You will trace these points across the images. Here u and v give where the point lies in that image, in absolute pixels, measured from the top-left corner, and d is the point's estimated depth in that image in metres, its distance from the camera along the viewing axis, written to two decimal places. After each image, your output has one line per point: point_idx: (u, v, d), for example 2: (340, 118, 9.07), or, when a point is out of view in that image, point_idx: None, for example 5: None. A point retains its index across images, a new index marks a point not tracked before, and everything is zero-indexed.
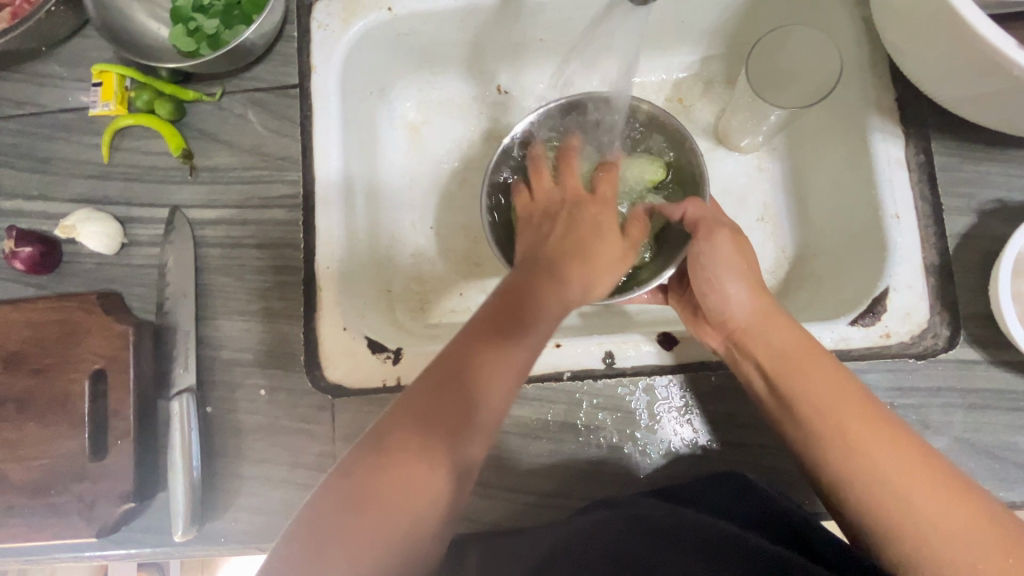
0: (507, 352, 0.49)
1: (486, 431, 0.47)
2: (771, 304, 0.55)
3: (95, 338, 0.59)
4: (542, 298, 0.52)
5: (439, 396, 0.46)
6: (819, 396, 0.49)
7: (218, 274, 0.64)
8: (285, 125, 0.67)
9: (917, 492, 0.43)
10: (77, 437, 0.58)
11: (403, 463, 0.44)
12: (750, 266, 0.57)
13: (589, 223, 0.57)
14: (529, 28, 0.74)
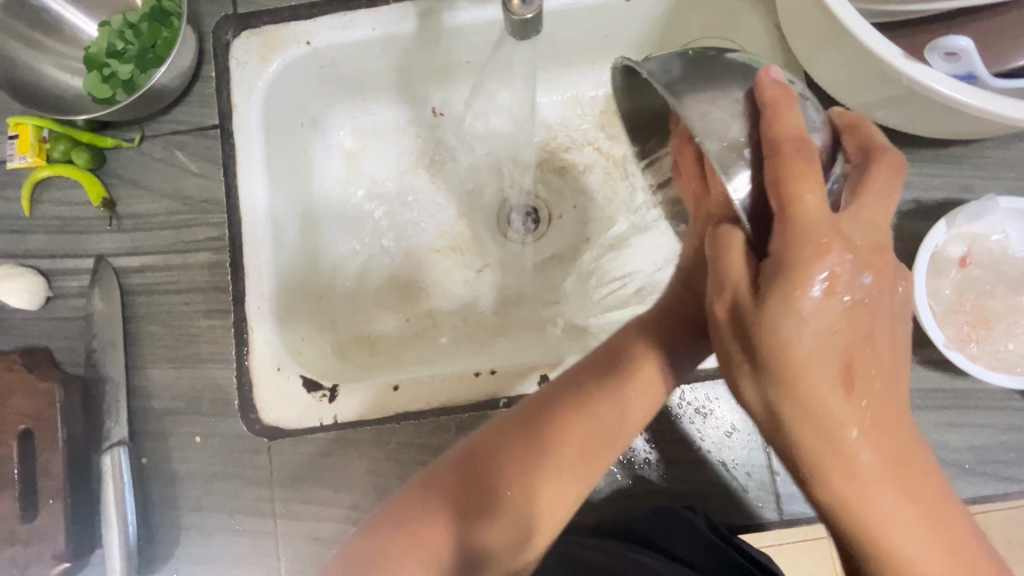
0: (583, 443, 0.49)
1: (520, 511, 0.47)
2: (822, 397, 0.37)
3: (19, 397, 0.58)
4: (643, 379, 0.52)
5: (504, 469, 0.48)
6: (847, 466, 0.37)
7: (147, 322, 0.63)
8: (207, 166, 0.66)
9: (915, 563, 0.38)
10: (5, 500, 0.57)
11: (434, 524, 0.46)
12: (804, 348, 0.36)
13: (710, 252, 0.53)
14: (454, 52, 0.74)
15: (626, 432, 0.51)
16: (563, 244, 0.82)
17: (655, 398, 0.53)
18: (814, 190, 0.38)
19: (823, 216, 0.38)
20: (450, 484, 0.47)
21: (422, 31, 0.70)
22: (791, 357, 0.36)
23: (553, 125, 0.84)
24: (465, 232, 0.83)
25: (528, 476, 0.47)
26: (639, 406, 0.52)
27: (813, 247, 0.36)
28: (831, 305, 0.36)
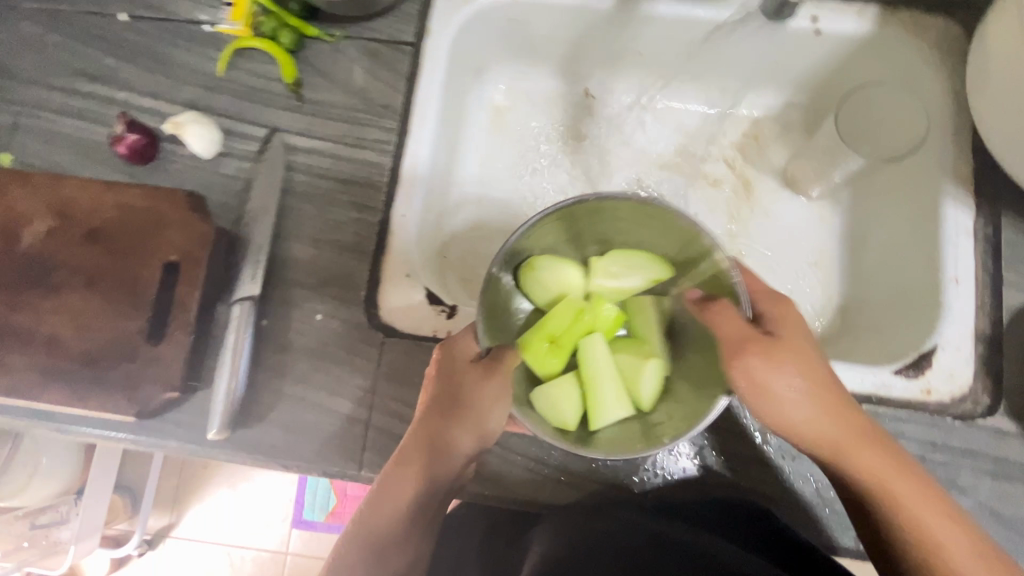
0: (473, 431, 0.56)
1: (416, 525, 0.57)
2: (854, 432, 0.53)
3: (176, 231, 0.62)
4: (450, 388, 0.56)
5: (393, 475, 0.56)
6: (880, 495, 0.52)
7: (299, 199, 0.66)
8: (392, 76, 0.69)
9: (943, 548, 0.50)
10: (138, 319, 0.60)
11: (382, 501, 0.56)
12: (819, 385, 0.54)
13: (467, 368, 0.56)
14: (633, 41, 0.79)
15: (476, 417, 0.55)
16: None
17: (502, 406, 0.55)
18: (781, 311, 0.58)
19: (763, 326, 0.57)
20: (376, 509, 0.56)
21: (617, 12, 0.74)
22: (818, 382, 0.54)
23: (695, 133, 0.87)
24: None
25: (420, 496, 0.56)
26: (464, 396, 0.55)
27: (773, 318, 0.57)
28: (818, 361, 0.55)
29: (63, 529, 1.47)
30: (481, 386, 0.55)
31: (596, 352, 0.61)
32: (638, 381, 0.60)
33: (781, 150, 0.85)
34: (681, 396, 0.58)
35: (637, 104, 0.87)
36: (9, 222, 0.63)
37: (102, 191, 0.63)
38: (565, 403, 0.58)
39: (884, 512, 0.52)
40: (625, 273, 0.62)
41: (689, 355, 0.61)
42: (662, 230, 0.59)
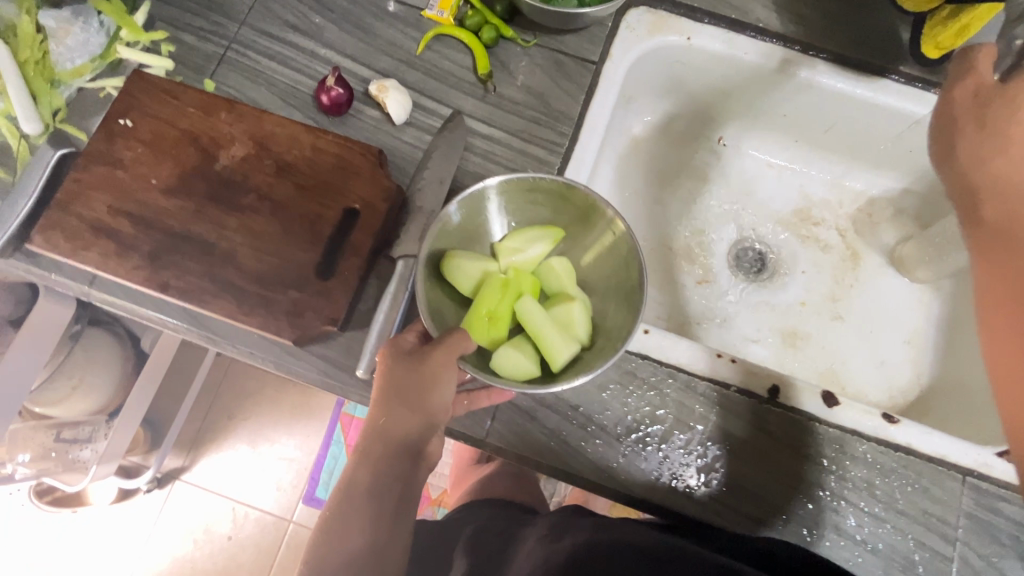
0: (418, 416, 0.55)
1: (378, 525, 0.55)
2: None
3: (362, 182, 0.67)
4: (397, 382, 0.56)
5: (352, 473, 0.56)
6: None
7: (470, 178, 0.72)
8: (573, 88, 0.75)
9: None
10: (312, 253, 0.65)
11: (346, 502, 0.55)
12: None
13: (412, 358, 0.56)
14: (782, 103, 0.84)
15: (424, 404, 0.55)
16: (783, 298, 0.89)
17: (452, 378, 0.56)
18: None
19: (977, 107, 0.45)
20: (339, 514, 0.55)
21: (781, 76, 0.79)
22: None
23: (812, 199, 0.93)
24: (700, 244, 0.91)
25: (380, 490, 0.55)
26: (410, 387, 0.55)
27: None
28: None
29: (84, 449, 1.34)
30: (432, 365, 0.55)
31: (531, 309, 0.62)
32: (571, 321, 0.63)
33: (893, 231, 0.90)
34: (610, 328, 0.64)
35: (764, 161, 0.93)
36: (209, 141, 0.68)
37: (300, 132, 0.69)
38: (519, 356, 0.60)
39: None
40: (522, 242, 0.65)
41: (609, 301, 0.67)
42: (547, 199, 0.66)
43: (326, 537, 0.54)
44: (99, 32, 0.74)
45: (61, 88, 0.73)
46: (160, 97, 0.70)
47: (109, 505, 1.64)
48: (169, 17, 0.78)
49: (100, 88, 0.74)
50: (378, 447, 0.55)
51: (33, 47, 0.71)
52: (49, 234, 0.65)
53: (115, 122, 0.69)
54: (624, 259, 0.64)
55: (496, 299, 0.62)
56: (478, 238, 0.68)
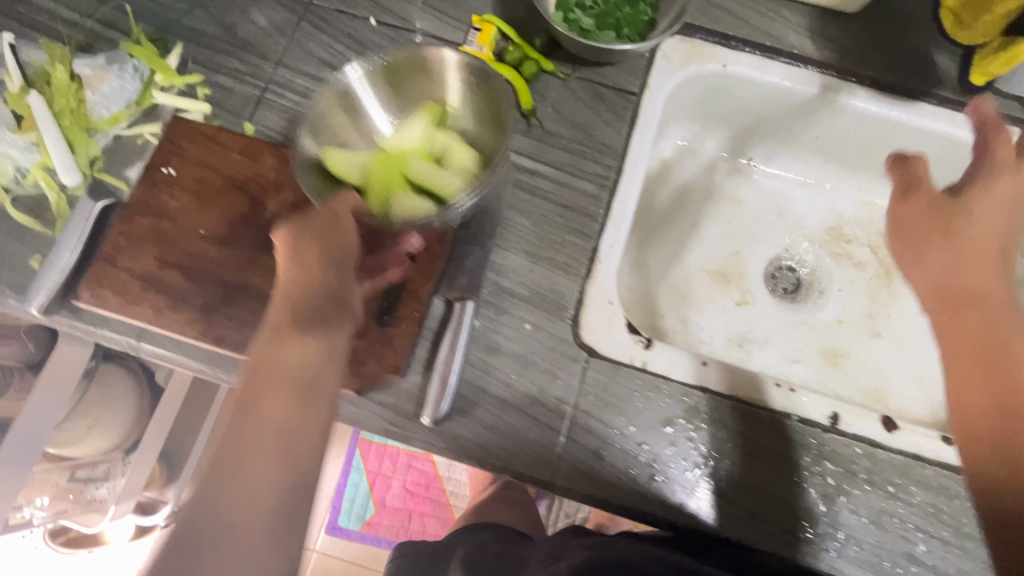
0: (303, 284, 0.53)
1: (251, 445, 0.46)
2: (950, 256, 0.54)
3: (416, 225, 0.67)
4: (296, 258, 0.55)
5: (261, 424, 0.47)
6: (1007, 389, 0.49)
7: (520, 214, 0.71)
8: (615, 119, 0.76)
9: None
10: (370, 299, 0.64)
11: (251, 460, 0.45)
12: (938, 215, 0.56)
13: (319, 222, 0.55)
14: (815, 126, 0.85)
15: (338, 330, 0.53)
16: (821, 317, 0.90)
17: (351, 226, 0.56)
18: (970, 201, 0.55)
19: (936, 222, 0.56)
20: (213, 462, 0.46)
21: (816, 101, 0.80)
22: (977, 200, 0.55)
23: (844, 216, 0.94)
24: (736, 265, 0.92)
25: (258, 402, 0.48)
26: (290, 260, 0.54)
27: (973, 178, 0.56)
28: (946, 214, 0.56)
29: (100, 489, 1.27)
30: (344, 225, 0.56)
31: (418, 165, 0.65)
32: (454, 164, 0.67)
33: None
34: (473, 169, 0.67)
35: (794, 180, 0.95)
36: (258, 188, 0.68)
37: (349, 176, 0.68)
38: (415, 201, 0.64)
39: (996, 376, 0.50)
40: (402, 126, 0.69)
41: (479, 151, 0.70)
42: (416, 84, 0.72)
43: (204, 495, 0.44)
44: (134, 78, 0.73)
45: (98, 136, 0.71)
46: (204, 144, 0.69)
47: (125, 543, 1.60)
48: (202, 59, 0.77)
49: (137, 135, 0.72)
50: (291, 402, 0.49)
51: (69, 95, 0.69)
52: (96, 289, 0.64)
53: (157, 170, 0.68)
54: (489, 116, 0.69)
55: (384, 168, 0.65)
56: (362, 117, 0.72)
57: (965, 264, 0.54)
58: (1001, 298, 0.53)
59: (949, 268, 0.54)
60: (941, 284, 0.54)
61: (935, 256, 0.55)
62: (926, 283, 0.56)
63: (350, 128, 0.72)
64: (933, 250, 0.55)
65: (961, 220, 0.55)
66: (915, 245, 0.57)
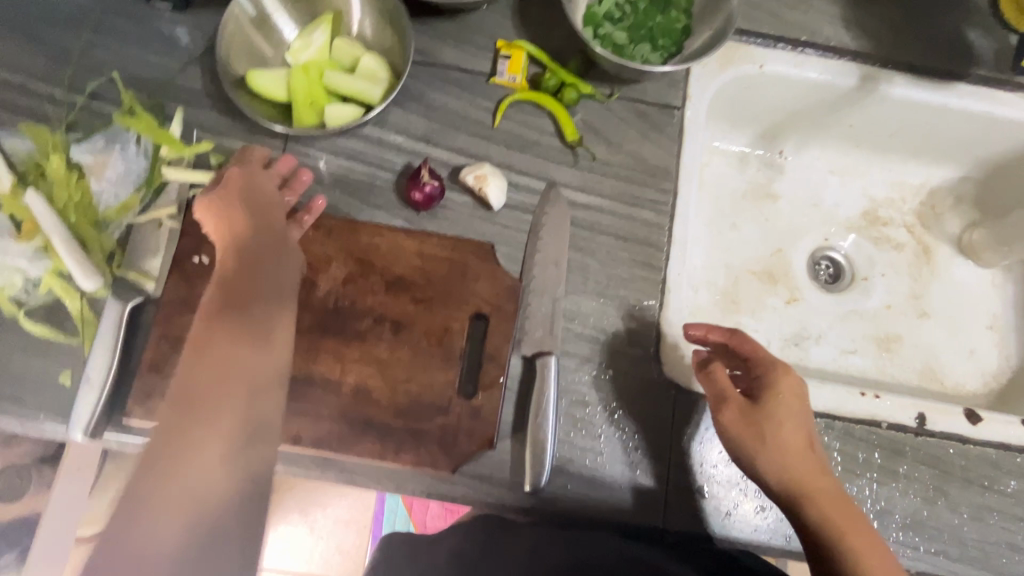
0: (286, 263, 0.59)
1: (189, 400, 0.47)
2: (769, 454, 0.56)
3: (483, 283, 0.62)
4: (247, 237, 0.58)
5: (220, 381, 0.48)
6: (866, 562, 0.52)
7: (583, 254, 0.68)
8: (663, 138, 0.72)
9: None
10: (449, 372, 0.60)
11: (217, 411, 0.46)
12: (750, 428, 0.57)
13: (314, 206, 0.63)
14: (849, 115, 0.84)
15: (273, 317, 0.54)
16: (869, 303, 0.90)
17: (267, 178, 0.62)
18: (772, 406, 0.58)
19: (751, 430, 0.57)
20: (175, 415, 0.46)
21: (855, 91, 0.78)
22: (778, 399, 0.58)
23: (878, 199, 0.93)
24: (779, 262, 0.91)
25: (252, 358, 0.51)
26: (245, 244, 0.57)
27: (766, 384, 0.59)
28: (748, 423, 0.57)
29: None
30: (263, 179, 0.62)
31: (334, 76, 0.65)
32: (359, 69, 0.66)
33: (957, 220, 0.93)
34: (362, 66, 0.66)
35: (825, 168, 0.93)
36: (303, 265, 0.62)
37: (402, 238, 0.63)
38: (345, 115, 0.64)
39: (861, 549, 0.53)
40: (303, 37, 0.67)
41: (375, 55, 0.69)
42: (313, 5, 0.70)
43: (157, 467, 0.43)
44: (138, 156, 0.66)
45: (110, 228, 0.64)
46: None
47: None
48: (209, 122, 0.69)
49: (152, 220, 0.65)
50: (257, 395, 0.49)
51: (71, 187, 0.62)
52: (147, 402, 0.58)
53: (189, 260, 0.62)
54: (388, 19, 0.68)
55: (301, 81, 0.64)
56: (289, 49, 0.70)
57: (793, 465, 0.56)
58: (825, 490, 0.55)
59: (782, 472, 0.56)
60: (786, 485, 0.56)
61: (763, 463, 0.56)
62: (771, 485, 0.57)
63: (262, 43, 0.68)
64: (762, 458, 0.56)
65: (772, 423, 0.57)
66: (741, 455, 0.57)
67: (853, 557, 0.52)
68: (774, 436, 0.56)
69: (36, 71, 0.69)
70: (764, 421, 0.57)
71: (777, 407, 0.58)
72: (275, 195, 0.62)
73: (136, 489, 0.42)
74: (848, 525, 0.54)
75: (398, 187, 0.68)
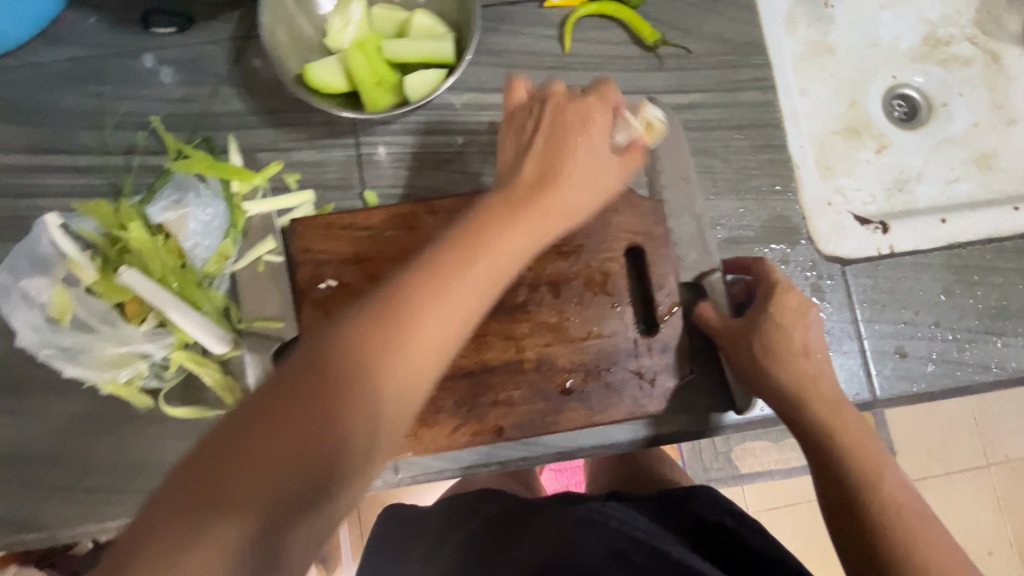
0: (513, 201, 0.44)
1: (361, 393, 0.34)
2: (758, 362, 0.52)
3: (624, 215, 0.58)
4: (602, 155, 0.47)
5: (406, 366, 0.36)
6: (864, 479, 0.47)
7: (703, 156, 0.63)
8: (741, 12, 0.67)
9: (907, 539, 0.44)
10: (624, 315, 0.57)
11: (378, 396, 0.35)
12: (734, 339, 0.53)
13: (435, 219, 0.57)
14: None
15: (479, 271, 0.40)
16: (956, 127, 0.87)
17: (340, 228, 0.57)
18: (766, 317, 0.52)
19: (741, 343, 0.53)
20: (318, 392, 0.33)
21: None
22: (773, 305, 0.52)
23: (932, 20, 0.90)
24: (857, 115, 0.87)
25: (436, 327, 0.37)
26: (598, 149, 0.47)
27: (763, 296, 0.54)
28: (720, 328, 0.55)
29: None
30: (341, 235, 0.57)
31: (396, 46, 0.58)
32: (416, 31, 0.59)
33: (1017, 15, 0.89)
34: (418, 29, 0.59)
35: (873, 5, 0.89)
36: None
37: None
38: (427, 80, 0.57)
39: (858, 464, 0.47)
40: (340, 17, 0.59)
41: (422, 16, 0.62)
42: None
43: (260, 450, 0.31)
44: (213, 199, 0.58)
45: (215, 283, 0.58)
46: (328, 249, 0.57)
47: None
48: (267, 142, 0.62)
49: (254, 262, 0.59)
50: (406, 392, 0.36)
51: (161, 253, 0.55)
52: None
53: (314, 289, 0.56)
54: None
55: (367, 63, 0.57)
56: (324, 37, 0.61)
57: (795, 377, 0.50)
58: (826, 399, 0.50)
59: (776, 382, 0.51)
60: (784, 392, 0.51)
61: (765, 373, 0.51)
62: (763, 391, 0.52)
63: (300, 34, 0.59)
64: (751, 366, 0.52)
65: (763, 330, 0.52)
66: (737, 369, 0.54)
67: (853, 467, 0.47)
68: (762, 348, 0.51)
69: (67, 148, 0.61)
70: (741, 329, 0.53)
71: (765, 316, 0.52)
72: (362, 236, 0.57)
73: (233, 482, 0.31)
74: (857, 440, 0.48)
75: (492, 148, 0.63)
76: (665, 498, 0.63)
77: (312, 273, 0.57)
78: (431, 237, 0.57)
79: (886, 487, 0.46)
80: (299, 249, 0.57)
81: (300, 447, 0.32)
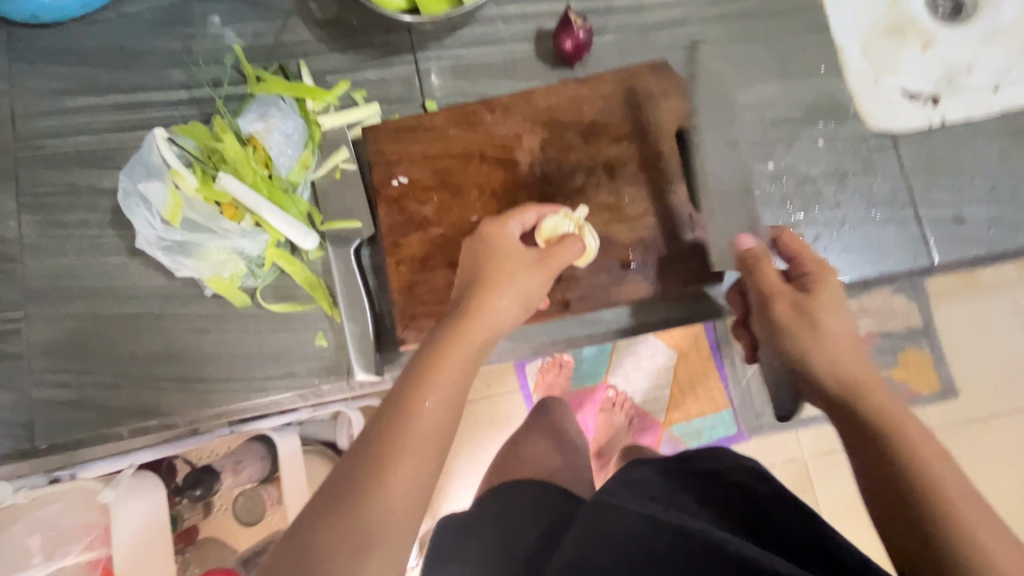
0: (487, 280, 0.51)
1: (393, 488, 0.38)
2: (811, 335, 0.50)
3: (674, 99, 0.61)
4: (514, 256, 0.52)
5: (422, 432, 0.41)
6: (923, 463, 0.41)
7: (746, 45, 0.66)
8: None
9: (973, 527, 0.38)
10: (678, 192, 0.59)
11: (407, 476, 0.39)
12: (791, 308, 0.51)
13: (494, 115, 0.62)
14: None
15: (466, 339, 0.47)
16: None
17: (410, 131, 0.62)
18: (824, 292, 0.52)
19: (801, 317, 0.51)
20: (358, 488, 0.38)
21: None
22: (825, 283, 0.52)
23: None
24: None
25: (441, 396, 0.43)
26: (515, 252, 0.52)
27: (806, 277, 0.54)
28: (781, 296, 0.52)
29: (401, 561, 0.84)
30: (410, 137, 0.62)
31: None
32: None
33: None
34: None
35: None
36: (499, 147, 0.61)
37: (578, 88, 0.61)
38: None
39: (918, 448, 0.42)
40: None
41: None
42: None
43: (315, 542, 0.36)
44: (291, 114, 0.63)
45: (298, 191, 0.64)
46: (400, 151, 0.62)
47: None
48: (336, 65, 0.68)
49: (331, 170, 0.64)
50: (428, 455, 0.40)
51: (250, 162, 0.61)
52: (417, 323, 0.59)
53: (389, 187, 0.62)
54: None
55: None
56: None
57: (844, 353, 0.49)
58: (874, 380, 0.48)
59: (833, 359, 0.49)
60: (834, 365, 0.49)
61: (816, 349, 0.50)
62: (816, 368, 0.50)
63: None
64: (811, 341, 0.50)
65: (820, 300, 0.51)
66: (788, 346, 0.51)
67: (913, 447, 0.42)
68: (824, 318, 0.51)
69: (163, 87, 0.68)
70: (795, 296, 0.52)
71: (825, 288, 0.52)
72: (429, 137, 0.62)
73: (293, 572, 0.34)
74: (911, 423, 0.44)
75: (542, 53, 0.67)
76: (687, 481, 0.55)
77: (386, 173, 0.62)
78: (491, 132, 0.61)
79: (947, 475, 0.41)
80: (373, 153, 0.62)
81: (351, 535, 0.36)
